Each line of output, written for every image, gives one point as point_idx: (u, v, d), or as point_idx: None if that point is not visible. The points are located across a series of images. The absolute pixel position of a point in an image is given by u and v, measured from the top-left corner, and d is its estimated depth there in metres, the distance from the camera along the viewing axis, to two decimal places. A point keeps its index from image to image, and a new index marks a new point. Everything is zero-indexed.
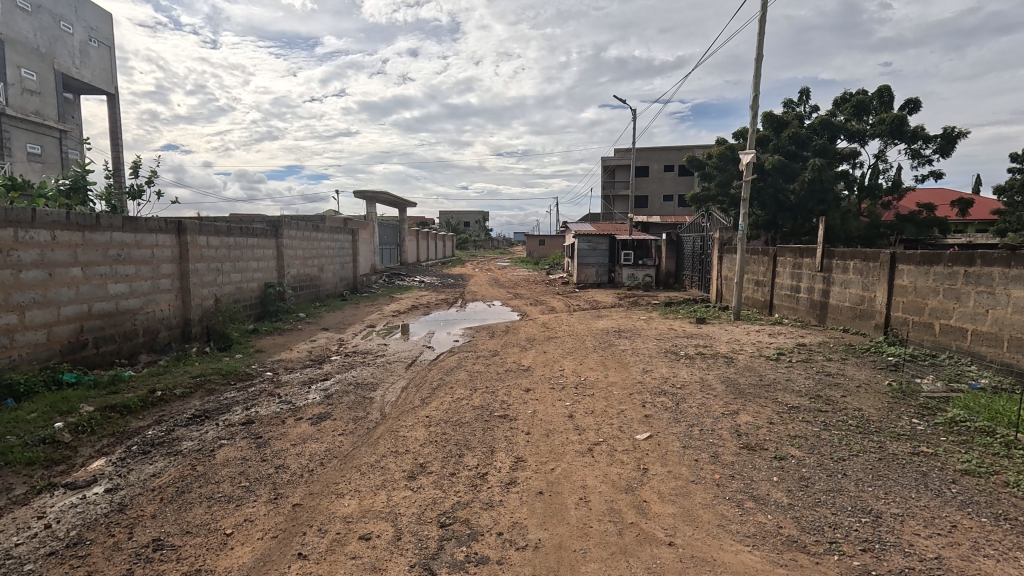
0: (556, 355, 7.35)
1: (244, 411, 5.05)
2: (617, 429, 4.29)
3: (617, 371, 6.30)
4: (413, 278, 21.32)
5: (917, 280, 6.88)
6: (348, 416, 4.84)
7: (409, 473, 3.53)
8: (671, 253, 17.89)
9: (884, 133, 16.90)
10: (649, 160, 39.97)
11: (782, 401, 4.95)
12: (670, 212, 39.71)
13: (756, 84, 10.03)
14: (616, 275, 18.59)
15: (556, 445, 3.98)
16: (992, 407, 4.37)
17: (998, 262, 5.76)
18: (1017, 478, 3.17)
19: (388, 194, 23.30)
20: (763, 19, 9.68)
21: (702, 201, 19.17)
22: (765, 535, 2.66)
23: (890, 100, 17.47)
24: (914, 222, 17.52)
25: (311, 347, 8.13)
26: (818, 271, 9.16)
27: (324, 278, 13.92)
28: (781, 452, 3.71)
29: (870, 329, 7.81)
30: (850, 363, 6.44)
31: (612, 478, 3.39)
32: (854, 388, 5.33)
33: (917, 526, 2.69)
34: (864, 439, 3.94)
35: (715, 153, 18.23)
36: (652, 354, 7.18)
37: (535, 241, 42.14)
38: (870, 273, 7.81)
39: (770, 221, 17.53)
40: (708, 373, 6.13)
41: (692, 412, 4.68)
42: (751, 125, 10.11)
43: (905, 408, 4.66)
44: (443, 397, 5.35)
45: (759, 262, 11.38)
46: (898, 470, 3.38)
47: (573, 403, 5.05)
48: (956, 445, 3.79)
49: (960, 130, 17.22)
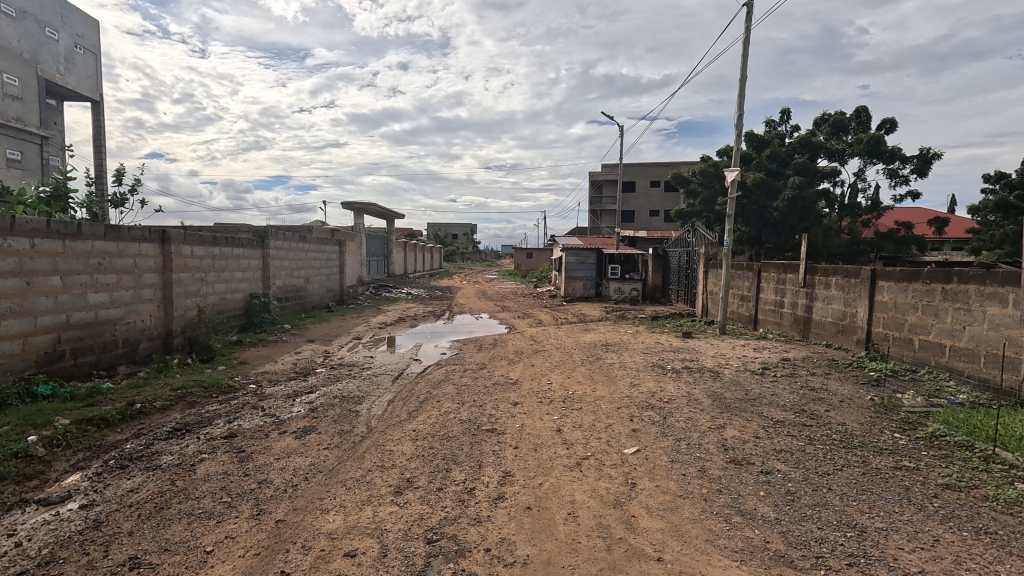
0: (544, 368, 7.35)
1: (227, 424, 4.95)
2: (606, 443, 4.29)
3: (604, 385, 6.29)
4: (399, 290, 21.15)
5: (897, 296, 7.04)
6: (333, 429, 4.77)
7: (395, 488, 3.48)
8: (657, 268, 18.05)
9: (862, 152, 17.35)
10: (636, 176, 40.58)
11: (767, 416, 4.98)
12: (657, 227, 40.24)
13: (739, 104, 10.27)
14: (604, 288, 18.72)
15: (544, 459, 3.97)
16: (971, 422, 4.46)
17: (974, 280, 5.91)
18: (996, 492, 3.24)
19: (376, 206, 23.31)
20: (747, 41, 9.93)
21: (688, 217, 19.41)
22: (754, 551, 2.66)
23: (867, 120, 17.95)
24: (893, 240, 17.92)
25: (296, 359, 8.02)
26: (801, 287, 9.31)
27: (310, 289, 13.78)
28: (768, 466, 3.73)
29: (851, 344, 7.95)
30: (834, 378, 6.52)
31: (600, 493, 3.38)
32: (838, 403, 5.40)
33: (901, 540, 2.72)
34: (848, 453, 3.99)
35: (699, 170, 18.53)
36: (639, 368, 7.22)
37: (523, 254, 42.28)
38: (851, 289, 7.97)
39: (754, 237, 17.83)
40: (695, 387, 6.16)
41: (679, 426, 4.69)
42: (735, 142, 10.33)
43: (888, 423, 4.73)
44: (431, 411, 5.29)
45: (744, 277, 11.52)
46: (882, 485, 3.42)
47: (561, 417, 5.05)
48: (937, 460, 3.85)
49: (934, 151, 17.71)
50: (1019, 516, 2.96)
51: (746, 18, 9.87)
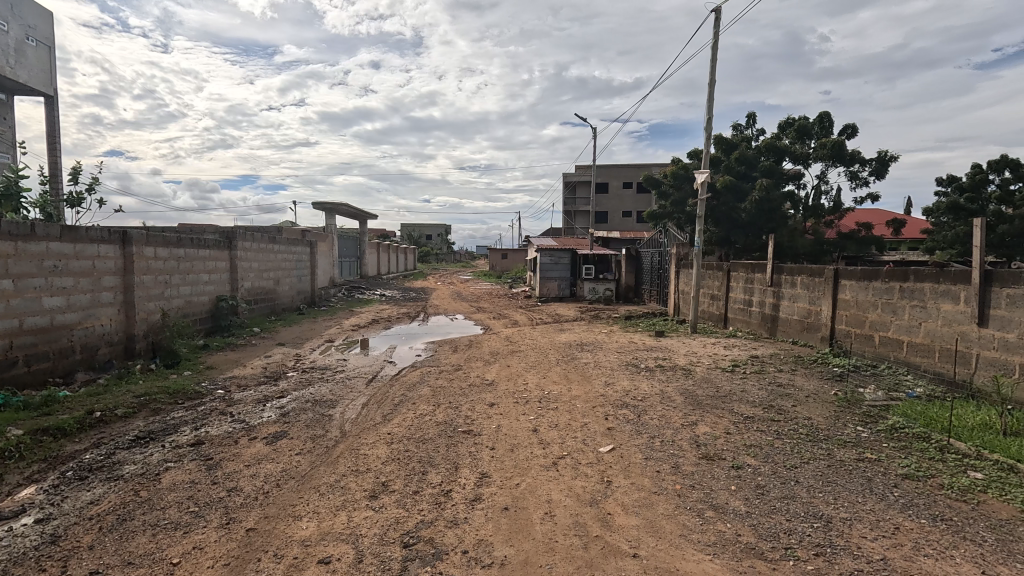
0: (520, 369, 7.37)
1: (194, 432, 4.79)
2: (582, 442, 4.33)
3: (579, 384, 6.34)
4: (372, 291, 20.88)
5: (858, 294, 7.32)
6: (305, 434, 4.67)
7: (370, 493, 3.43)
8: (630, 268, 18.30)
9: (825, 155, 17.96)
10: (609, 178, 41.10)
11: (737, 412, 5.12)
12: (630, 228, 40.83)
13: (708, 108, 10.50)
14: (578, 289, 18.88)
15: (521, 459, 3.97)
16: (927, 414, 4.66)
17: (929, 278, 6.19)
18: (951, 480, 3.40)
19: (348, 206, 22.96)
20: (716, 46, 10.16)
21: (660, 218, 19.74)
22: (726, 544, 2.72)
23: (830, 125, 18.60)
24: (854, 240, 18.62)
25: (267, 363, 7.83)
26: (768, 286, 9.59)
27: (280, 291, 13.47)
28: (738, 461, 3.83)
29: (816, 341, 8.23)
30: (800, 374, 6.74)
31: (576, 491, 3.41)
32: (804, 398, 5.58)
33: (864, 529, 2.83)
34: (814, 447, 4.13)
35: (670, 172, 18.88)
36: (614, 367, 7.31)
37: (498, 254, 42.29)
38: (816, 287, 8.25)
39: (723, 238, 18.25)
40: (668, 385, 6.27)
41: (653, 424, 4.77)
42: (705, 145, 10.56)
43: (850, 416, 4.92)
44: (406, 414, 5.24)
45: (714, 277, 11.78)
46: (845, 476, 3.55)
47: (537, 417, 5.07)
48: (896, 451, 4.02)
49: (892, 155, 18.47)
50: (972, 503, 3.11)
51: (715, 25, 10.11)
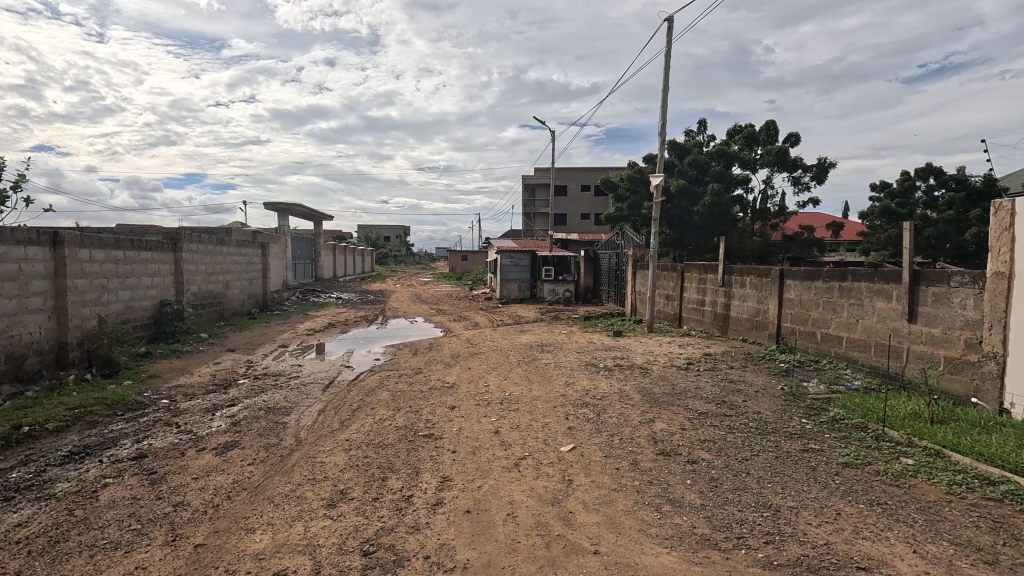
0: (481, 371, 7.35)
1: (135, 444, 4.52)
2: (543, 442, 4.36)
3: (540, 385, 6.39)
4: (328, 294, 20.31)
5: (801, 293, 7.72)
6: (258, 443, 4.50)
7: (328, 501, 3.34)
8: (589, 269, 18.60)
9: (770, 161, 18.86)
10: (567, 181, 41.65)
11: (692, 408, 5.29)
12: (588, 230, 41.53)
13: (662, 114, 10.82)
14: (538, 290, 19.01)
15: (483, 461, 3.96)
16: (865, 406, 4.97)
17: (865, 278, 6.60)
18: (886, 467, 3.64)
19: (302, 207, 22.26)
20: (669, 54, 10.48)
21: (617, 220, 20.16)
22: (682, 536, 2.81)
23: (775, 132, 19.54)
24: (798, 242, 19.63)
25: (216, 370, 7.49)
26: (720, 286, 9.96)
27: (229, 295, 12.90)
28: (693, 456, 3.96)
29: (764, 338, 8.62)
30: (749, 370, 7.04)
31: (538, 491, 3.43)
32: (753, 393, 5.83)
33: (809, 516, 2.98)
34: (763, 439, 4.32)
35: (626, 176, 19.33)
36: (573, 367, 7.41)
37: (457, 256, 42.05)
38: (763, 287, 8.64)
39: (677, 240, 18.83)
40: (626, 383, 6.41)
41: (612, 422, 4.87)
42: (660, 150, 10.88)
43: (796, 409, 5.18)
44: (365, 419, 5.12)
45: (669, 278, 12.14)
46: (792, 466, 3.73)
47: (499, 418, 5.07)
48: (837, 441, 4.26)
49: (830, 162, 19.59)
50: (905, 487, 3.34)
51: (668, 33, 10.43)
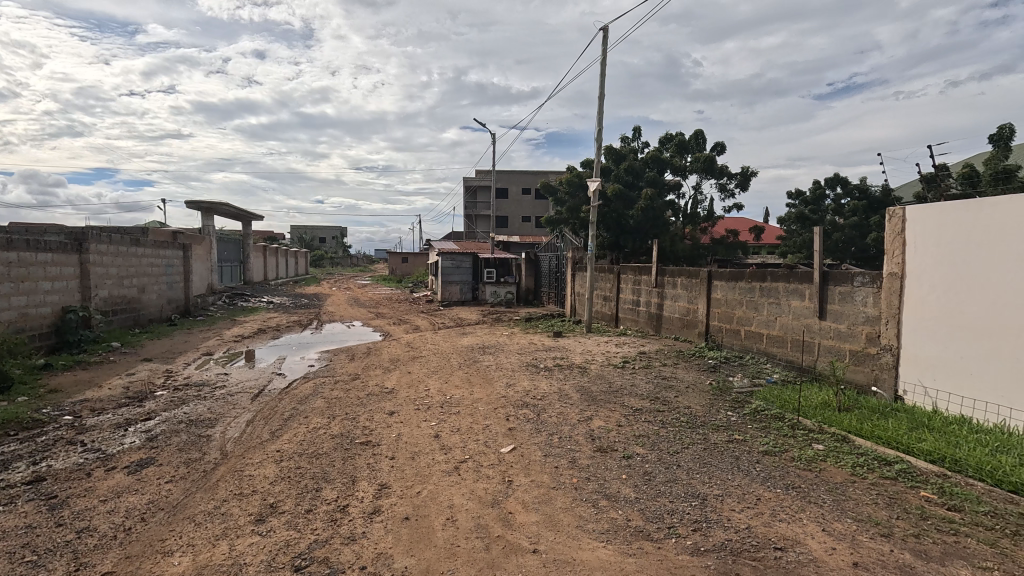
0: (421, 374, 7.24)
1: (31, 467, 4.08)
2: (483, 444, 4.36)
3: (481, 387, 6.38)
4: (258, 298, 19.26)
5: (727, 293, 8.20)
6: (178, 459, 4.18)
7: (257, 517, 3.16)
8: (530, 271, 18.82)
9: (699, 169, 19.91)
10: (508, 183, 41.94)
11: (628, 405, 5.48)
12: (529, 232, 42.02)
13: (599, 120, 11.15)
14: (480, 292, 19.00)
15: (422, 467, 3.90)
16: (783, 397, 5.35)
17: (782, 279, 7.11)
18: (800, 453, 3.94)
19: (229, 206, 20.99)
20: (605, 63, 10.82)
21: (556, 223, 20.53)
22: (617, 529, 2.90)
23: (703, 141, 20.66)
24: (724, 245, 20.85)
25: (129, 382, 6.90)
26: (653, 287, 10.39)
27: (145, 300, 11.92)
28: (628, 451, 4.10)
29: (694, 336, 9.07)
30: (681, 367, 7.39)
31: (478, 494, 3.42)
32: (684, 389, 6.13)
33: (733, 503, 3.17)
34: (692, 432, 4.55)
35: (565, 180, 19.73)
36: (514, 368, 7.46)
37: (397, 258, 41.20)
38: (693, 288, 9.11)
39: (614, 243, 19.45)
40: (566, 383, 6.54)
41: (551, 421, 4.95)
42: (596, 155, 11.20)
43: (722, 403, 5.50)
44: (297, 429, 4.90)
45: (606, 279, 12.51)
46: (718, 457, 3.95)
47: (439, 422, 5.01)
48: (758, 431, 4.57)
49: (752, 170, 20.97)
50: (816, 471, 3.64)
51: (603, 42, 10.77)
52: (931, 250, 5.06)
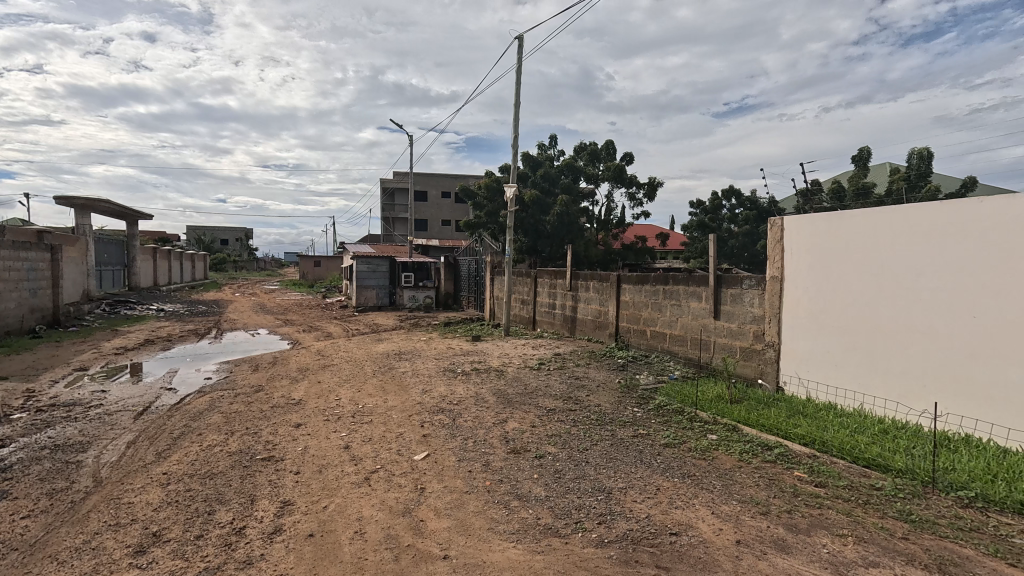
0: (332, 383, 6.93)
1: None
2: (396, 453, 4.26)
3: (396, 394, 6.24)
4: (147, 306, 17.42)
5: (634, 296, 8.67)
6: (39, 491, 3.67)
7: (136, 548, 2.86)
8: (449, 275, 18.69)
9: (610, 177, 20.91)
10: (427, 186, 41.43)
11: (542, 406, 5.61)
12: (448, 236, 41.76)
13: (515, 126, 11.36)
14: (397, 297, 18.56)
15: (330, 480, 3.74)
16: (682, 392, 5.75)
17: (682, 282, 7.65)
18: (696, 443, 4.26)
19: (110, 203, 18.83)
20: (520, 71, 11.06)
21: (475, 227, 20.59)
22: (527, 528, 2.96)
23: (614, 151, 21.73)
24: (634, 250, 22.03)
25: None
26: (568, 290, 10.74)
27: (0, 309, 10.34)
28: (540, 451, 4.21)
29: (605, 337, 9.49)
30: (593, 367, 7.70)
31: (388, 504, 3.34)
32: (595, 388, 6.39)
33: (635, 494, 3.36)
34: (601, 429, 4.77)
35: (483, 184, 19.85)
36: (431, 374, 7.36)
37: (309, 262, 39.17)
38: (604, 291, 9.53)
39: (531, 247, 19.86)
40: (482, 386, 6.57)
41: (467, 425, 4.95)
42: (513, 161, 11.39)
43: (629, 400, 5.80)
44: (189, 448, 4.49)
45: (523, 283, 12.74)
46: (623, 451, 4.17)
47: (350, 432, 4.83)
48: (660, 424, 4.87)
49: (658, 180, 22.37)
50: (709, 459, 3.95)
51: (519, 51, 10.99)
52: (806, 256, 5.69)
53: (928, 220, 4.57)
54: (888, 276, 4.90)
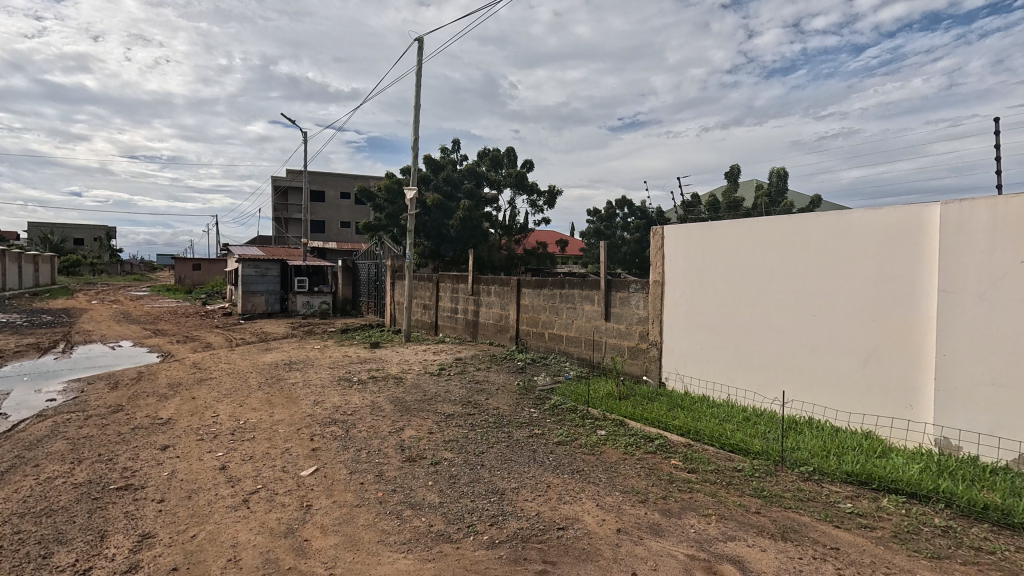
0: (209, 399, 6.32)
1: None
2: (280, 470, 3.99)
3: (284, 407, 5.84)
4: None
5: (533, 299, 8.93)
6: None
7: None
8: (347, 280, 17.90)
9: (512, 184, 21.37)
10: (324, 186, 39.38)
11: (440, 412, 5.57)
12: (348, 239, 40.02)
13: (415, 129, 11.20)
14: (290, 303, 17.40)
15: (201, 506, 3.40)
16: (576, 391, 6.03)
17: (576, 286, 8.02)
18: (586, 440, 4.48)
19: None
20: (419, 73, 10.93)
21: (376, 230, 19.94)
22: (418, 537, 2.92)
23: (515, 159, 22.26)
24: (535, 255, 22.68)
25: None
26: (470, 295, 10.78)
27: None
28: (436, 457, 4.17)
29: (506, 340, 9.66)
30: (493, 370, 7.80)
31: (269, 526, 3.11)
32: (494, 391, 6.48)
33: (526, 493, 3.45)
34: (498, 431, 4.84)
35: (383, 186, 19.30)
36: (324, 384, 6.99)
37: (187, 265, 35.40)
38: (505, 295, 9.70)
39: (434, 251, 19.65)
40: (379, 395, 6.37)
41: (361, 436, 4.77)
42: (413, 164, 11.22)
43: (526, 401, 5.95)
44: (21, 483, 3.83)
45: (425, 288, 12.57)
46: (518, 452, 4.27)
47: (228, 451, 4.43)
48: (555, 423, 5.06)
49: (557, 188, 23.27)
50: (597, 454, 4.18)
51: (418, 53, 10.88)
52: (683, 262, 6.24)
53: (781, 232, 5.23)
54: (750, 281, 5.53)
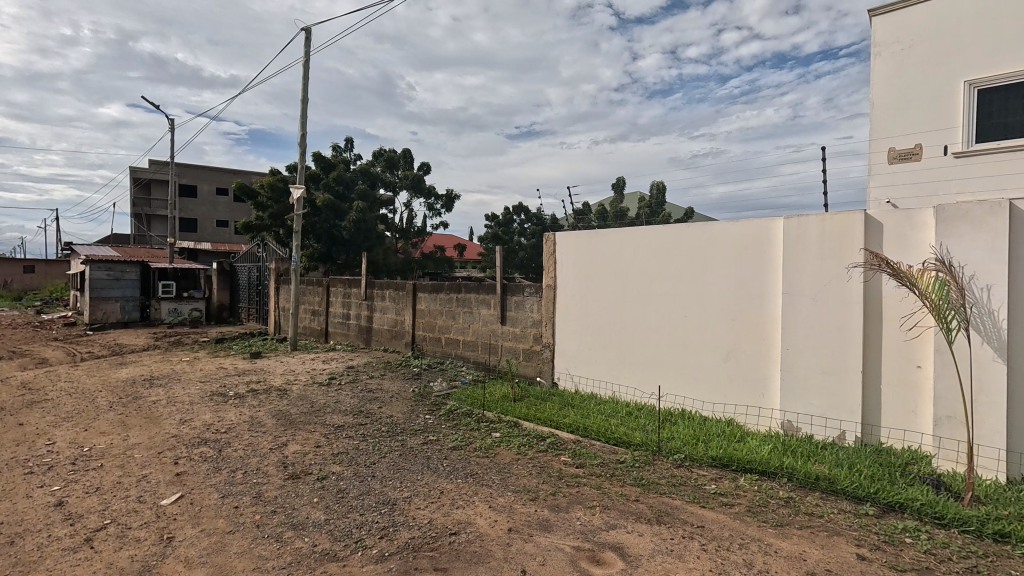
0: (42, 424, 5.37)
1: None
2: (135, 501, 3.50)
3: (142, 429, 5.14)
4: None
5: (430, 304, 8.81)
6: None
7: None
8: (223, 284, 16.28)
9: (408, 186, 20.98)
10: (196, 181, 35.51)
11: (329, 424, 5.27)
12: (225, 239, 36.45)
13: (302, 124, 10.54)
14: (152, 310, 15.40)
15: (27, 552, 2.87)
16: (472, 395, 6.04)
17: (473, 290, 8.06)
18: (480, 443, 4.52)
19: None
20: (307, 65, 10.31)
21: (258, 230, 18.39)
22: (300, 559, 2.73)
23: (411, 161, 21.90)
24: (432, 259, 22.42)
25: None
26: (363, 300, 10.36)
27: None
28: (323, 472, 3.94)
29: (401, 346, 9.42)
30: (387, 378, 7.56)
31: (119, 566, 2.72)
32: (388, 399, 6.28)
33: (419, 501, 3.39)
34: (391, 440, 4.70)
35: (266, 183, 17.89)
36: (193, 401, 6.28)
37: (15, 267, 29.82)
38: (400, 300, 9.46)
39: (325, 254, 18.60)
40: (259, 409, 5.87)
41: (236, 455, 4.36)
42: (300, 161, 10.54)
43: (422, 408, 5.85)
44: None
45: (314, 293, 11.84)
46: (411, 460, 4.18)
47: (67, 485, 3.79)
48: (450, 428, 5.04)
49: (454, 193, 23.28)
50: (491, 456, 4.23)
51: (305, 44, 10.27)
52: (573, 267, 6.56)
53: (658, 240, 5.70)
54: (631, 285, 5.96)
